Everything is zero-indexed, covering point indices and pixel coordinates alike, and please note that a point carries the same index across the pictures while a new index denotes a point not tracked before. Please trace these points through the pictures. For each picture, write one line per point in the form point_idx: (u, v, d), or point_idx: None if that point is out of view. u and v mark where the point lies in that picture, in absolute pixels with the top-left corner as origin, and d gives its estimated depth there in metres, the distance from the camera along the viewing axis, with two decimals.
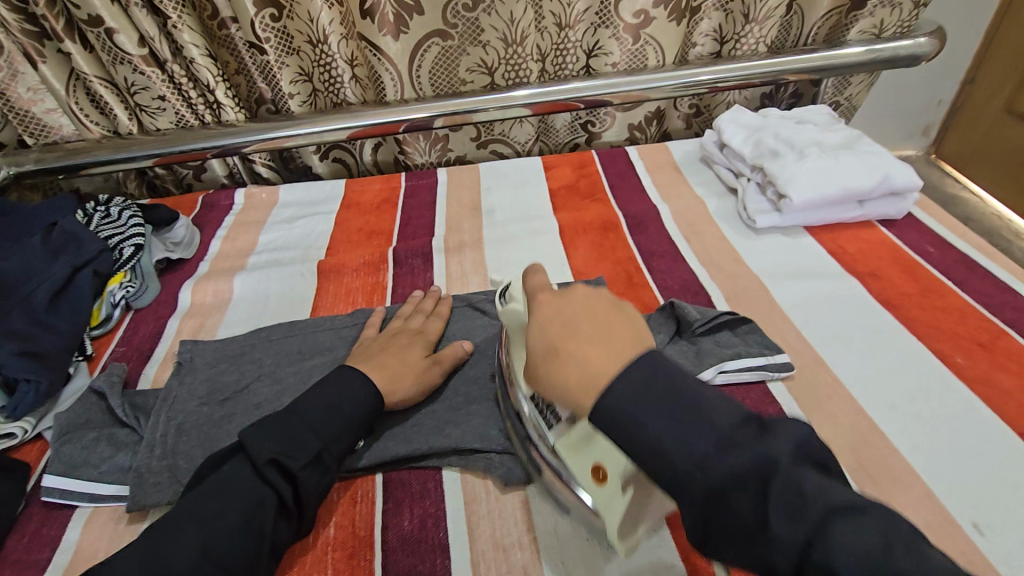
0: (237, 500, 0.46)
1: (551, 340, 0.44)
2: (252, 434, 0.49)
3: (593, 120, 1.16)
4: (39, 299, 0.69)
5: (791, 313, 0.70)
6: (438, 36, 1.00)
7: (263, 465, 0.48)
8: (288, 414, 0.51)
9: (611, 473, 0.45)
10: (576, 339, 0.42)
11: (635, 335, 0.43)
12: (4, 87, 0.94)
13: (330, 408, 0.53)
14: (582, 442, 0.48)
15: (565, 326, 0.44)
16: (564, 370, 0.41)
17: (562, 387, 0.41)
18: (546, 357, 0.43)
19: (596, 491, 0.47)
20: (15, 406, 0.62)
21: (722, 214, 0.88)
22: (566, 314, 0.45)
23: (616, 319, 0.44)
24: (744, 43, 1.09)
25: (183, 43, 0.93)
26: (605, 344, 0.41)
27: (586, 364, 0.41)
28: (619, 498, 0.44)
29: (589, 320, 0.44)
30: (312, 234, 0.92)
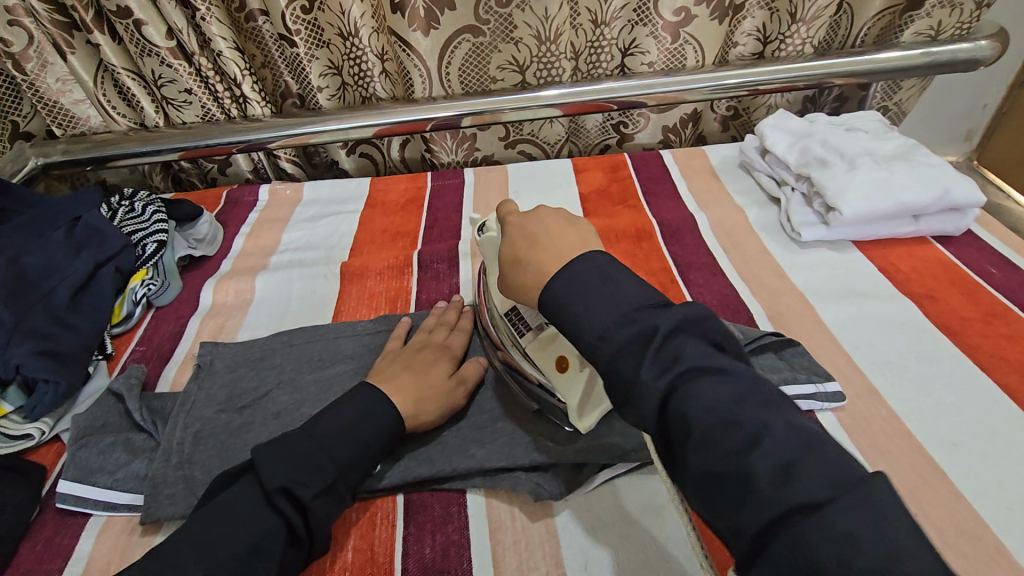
0: (244, 528, 0.44)
1: (517, 253, 0.51)
2: (266, 457, 0.47)
3: (627, 121, 1.11)
4: (60, 296, 0.68)
5: (840, 336, 0.66)
6: (469, 32, 0.96)
7: (273, 492, 0.45)
8: (304, 435, 0.49)
9: (572, 360, 0.53)
10: (535, 249, 0.49)
11: (585, 240, 0.50)
12: (33, 78, 0.93)
13: (349, 430, 0.50)
14: (548, 342, 0.55)
15: (528, 239, 0.51)
16: (523, 274, 0.49)
17: (520, 286, 0.50)
18: (511, 268, 0.51)
19: (559, 379, 0.54)
20: (33, 406, 0.61)
21: (762, 225, 0.84)
22: (528, 227, 0.52)
23: (574, 230, 0.50)
24: (789, 43, 1.03)
25: (211, 36, 0.91)
26: (556, 248, 0.48)
27: (539, 267, 0.48)
28: (579, 376, 0.52)
29: (547, 232, 0.50)
30: (335, 234, 0.90)
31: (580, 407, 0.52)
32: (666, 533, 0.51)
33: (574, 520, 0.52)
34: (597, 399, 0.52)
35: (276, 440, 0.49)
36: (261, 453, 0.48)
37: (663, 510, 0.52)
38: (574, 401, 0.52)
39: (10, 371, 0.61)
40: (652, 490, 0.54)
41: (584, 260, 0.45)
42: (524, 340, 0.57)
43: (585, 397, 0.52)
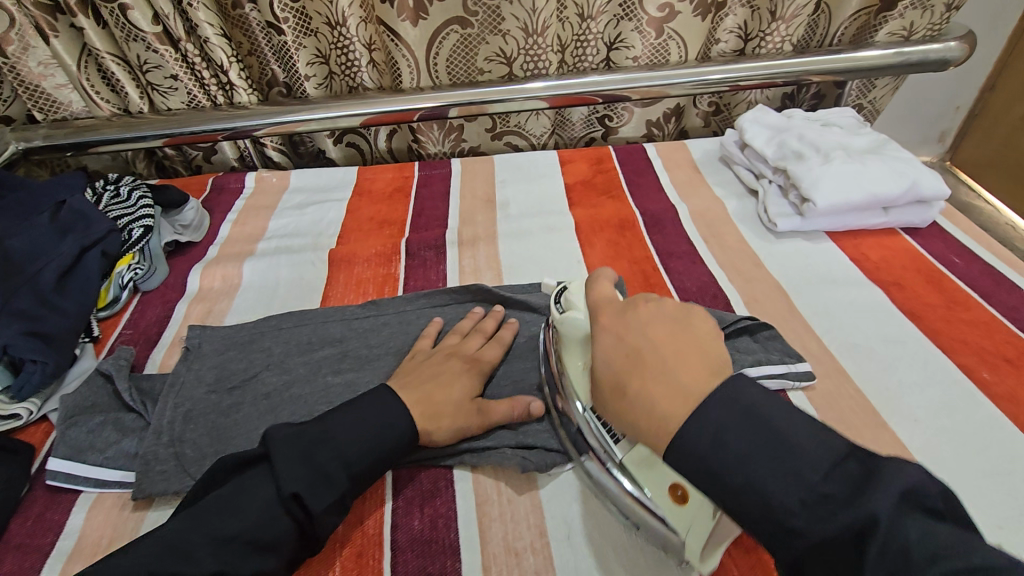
0: (255, 525, 0.44)
1: (618, 378, 0.45)
2: (289, 466, 0.47)
3: (611, 115, 1.14)
4: (45, 279, 0.68)
5: (812, 321, 0.69)
6: (457, 23, 0.97)
7: (290, 499, 0.46)
8: (326, 445, 0.49)
9: (692, 494, 0.45)
10: (642, 372, 0.43)
11: (707, 351, 0.44)
12: (14, 61, 0.92)
13: (363, 435, 0.51)
14: (654, 464, 0.48)
15: (634, 359, 0.44)
16: (632, 410, 0.43)
17: (636, 424, 0.43)
18: (612, 394, 0.45)
19: (674, 512, 0.46)
20: (20, 387, 0.62)
21: (741, 216, 0.87)
22: (631, 340, 0.46)
23: (689, 347, 0.44)
24: (769, 40, 1.06)
25: (198, 22, 0.91)
26: (675, 377, 0.42)
27: (653, 404, 0.41)
28: (704, 520, 0.44)
29: (659, 349, 0.44)
30: (322, 222, 0.91)
31: (702, 551, 0.44)
32: None
33: (557, 493, 0.55)
34: (724, 534, 0.44)
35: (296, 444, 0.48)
36: (284, 455, 0.47)
37: None
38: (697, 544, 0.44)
39: None
40: None
41: (718, 403, 0.39)
42: (618, 450, 0.50)
43: (710, 537, 0.44)
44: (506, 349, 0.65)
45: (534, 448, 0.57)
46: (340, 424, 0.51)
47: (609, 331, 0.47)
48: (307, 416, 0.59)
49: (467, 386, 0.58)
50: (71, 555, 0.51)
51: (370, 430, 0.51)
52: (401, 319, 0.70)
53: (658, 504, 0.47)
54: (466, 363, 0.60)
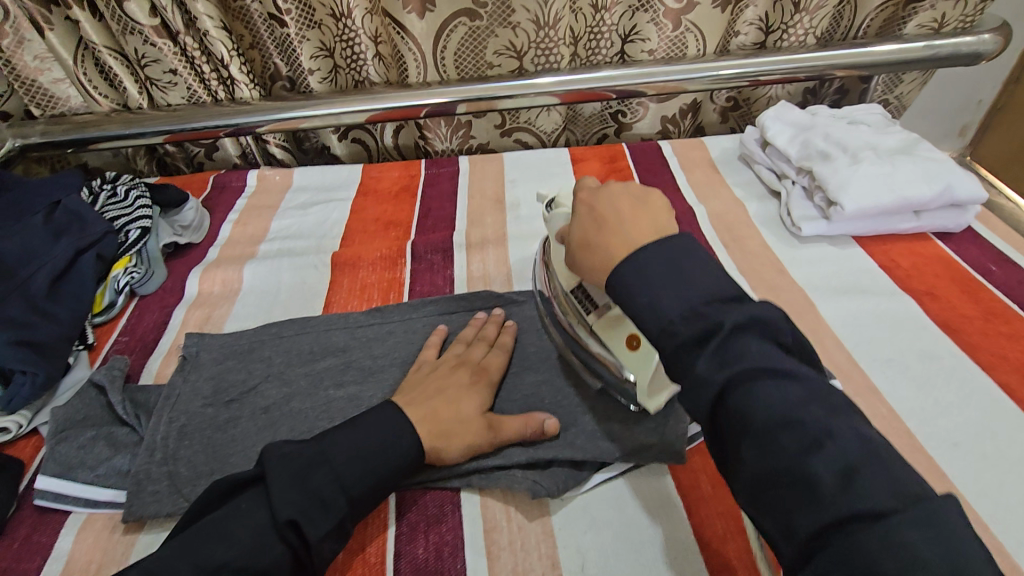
0: (244, 554, 0.41)
1: (586, 237, 0.49)
2: (283, 490, 0.43)
3: (625, 110, 1.09)
4: (37, 284, 0.66)
5: (841, 333, 0.65)
6: (466, 15, 0.93)
7: (284, 525, 0.42)
8: (324, 467, 0.45)
9: (643, 343, 0.53)
10: (604, 231, 0.47)
11: (662, 220, 0.47)
12: (9, 55, 0.89)
13: (363, 458, 0.47)
14: (615, 323, 0.55)
15: (598, 222, 0.48)
16: (591, 257, 0.48)
17: (591, 271, 0.48)
18: (577, 252, 0.49)
19: (627, 359, 0.54)
20: (10, 398, 0.59)
21: (762, 219, 0.83)
22: (597, 207, 0.49)
23: (647, 213, 0.47)
24: (792, 33, 1.01)
25: (197, 14, 0.87)
26: (630, 232, 0.46)
27: (609, 250, 0.46)
28: (648, 361, 0.52)
29: (623, 215, 0.47)
30: (326, 223, 0.87)
31: (650, 388, 0.53)
32: (665, 538, 0.50)
33: (570, 520, 0.51)
34: (663, 384, 0.53)
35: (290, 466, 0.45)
36: (278, 474, 0.44)
37: (660, 512, 0.51)
38: (643, 380, 0.52)
39: None
40: (650, 493, 0.53)
41: (660, 242, 0.43)
42: (589, 319, 0.56)
43: (654, 379, 0.52)
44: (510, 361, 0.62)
45: (545, 470, 0.53)
46: (339, 445, 0.47)
47: (584, 207, 0.51)
48: (307, 432, 0.56)
49: (475, 403, 0.54)
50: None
51: (371, 453, 0.48)
52: (406, 328, 0.67)
53: (616, 353, 0.55)
54: (473, 377, 0.57)
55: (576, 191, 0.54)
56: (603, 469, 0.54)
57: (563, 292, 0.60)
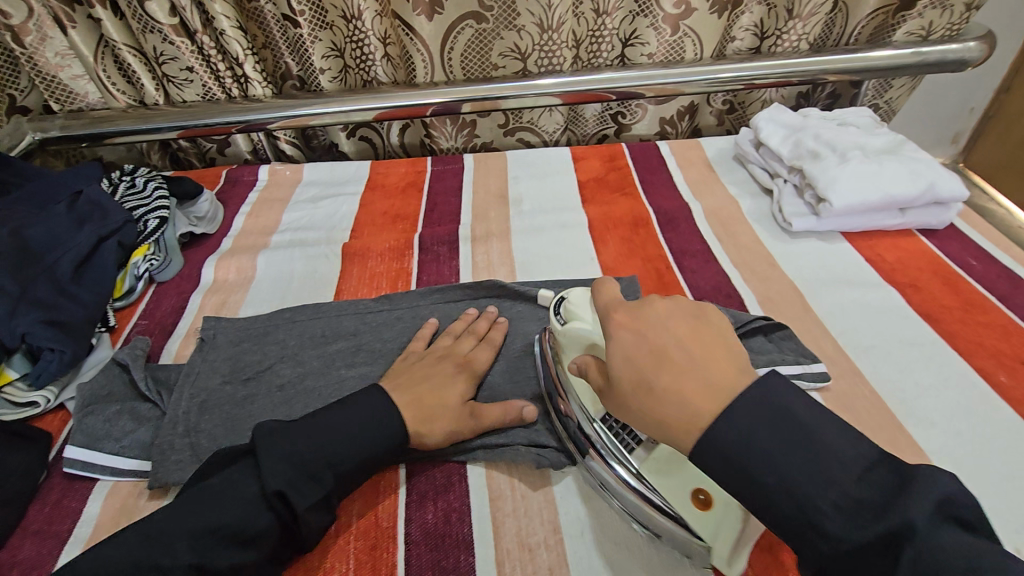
0: (234, 518, 0.45)
1: (644, 379, 0.43)
2: (295, 461, 0.47)
3: (624, 112, 1.13)
4: (63, 269, 0.69)
5: (827, 322, 0.68)
6: (472, 18, 0.97)
7: (273, 495, 0.46)
8: (327, 445, 0.49)
9: (717, 499, 0.46)
10: (667, 370, 0.43)
11: (726, 352, 0.44)
12: (32, 51, 0.92)
13: (367, 431, 0.51)
14: (675, 467, 0.48)
15: (659, 358, 0.44)
16: (658, 404, 0.42)
17: (660, 424, 0.42)
18: (632, 390, 0.44)
19: (698, 518, 0.46)
20: (38, 375, 0.62)
21: (755, 215, 0.86)
22: (652, 339, 0.45)
23: (709, 346, 0.44)
24: (785, 39, 1.05)
25: (214, 14, 0.91)
26: (703, 378, 0.42)
27: (687, 401, 0.41)
28: (732, 522, 0.44)
29: (680, 349, 0.44)
30: (335, 215, 0.91)
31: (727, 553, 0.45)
32: None
33: (570, 490, 0.55)
34: (746, 542, 0.45)
35: (299, 441, 0.48)
36: (269, 447, 0.47)
37: None
38: (720, 547, 0.44)
39: (15, 340, 0.61)
40: None
41: (744, 398, 0.40)
42: (635, 458, 0.50)
43: (735, 542, 0.44)
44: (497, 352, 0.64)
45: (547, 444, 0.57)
46: (344, 420, 0.51)
47: (627, 331, 0.46)
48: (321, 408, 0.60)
49: None
50: (89, 542, 0.52)
51: (374, 429, 0.52)
52: (414, 314, 0.70)
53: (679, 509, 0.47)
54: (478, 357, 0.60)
55: (608, 310, 0.49)
56: None
57: (592, 422, 0.52)
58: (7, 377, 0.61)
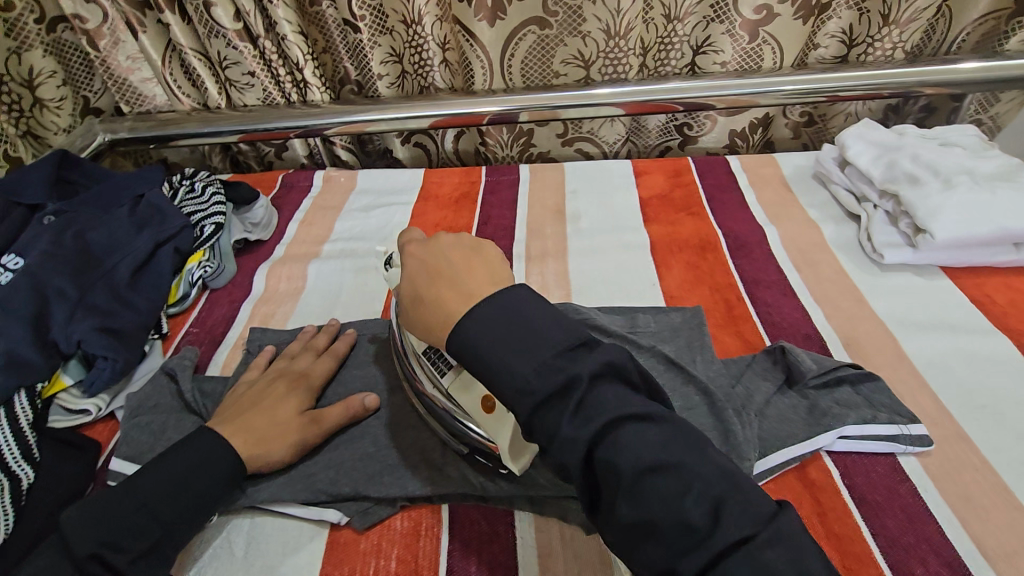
0: (110, 534, 0.45)
1: (415, 290, 0.48)
2: (107, 522, 0.45)
3: (691, 122, 1.06)
4: (121, 274, 0.69)
5: (926, 373, 0.60)
6: (536, 23, 0.93)
7: (148, 509, 0.46)
8: (157, 491, 0.47)
9: (496, 401, 0.48)
10: (438, 285, 0.46)
11: (491, 270, 0.47)
12: (104, 54, 0.95)
13: (206, 468, 0.49)
14: (467, 386, 0.50)
15: (429, 273, 0.48)
16: (425, 313, 0.46)
17: (426, 327, 0.46)
18: (408, 306, 0.48)
19: (485, 421, 0.49)
20: (91, 382, 0.62)
21: (839, 243, 0.78)
22: (428, 259, 0.49)
23: (477, 262, 0.48)
24: (877, 47, 0.95)
25: (277, 20, 0.90)
26: (462, 286, 0.45)
27: (444, 305, 0.45)
28: (505, 420, 0.47)
29: (452, 267, 0.47)
30: (387, 226, 0.89)
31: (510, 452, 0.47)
32: None
33: None
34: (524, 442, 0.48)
35: (119, 494, 0.46)
36: (159, 461, 0.49)
37: None
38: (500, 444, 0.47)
39: (71, 345, 0.62)
40: None
41: (491, 297, 0.43)
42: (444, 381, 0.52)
43: (513, 442, 0.47)
44: None
45: None
46: (173, 462, 0.49)
47: (413, 259, 0.50)
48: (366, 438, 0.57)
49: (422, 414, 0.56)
50: None
51: (214, 464, 0.50)
52: None
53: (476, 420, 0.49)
54: None
55: (403, 243, 0.53)
56: None
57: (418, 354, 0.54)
58: (62, 383, 0.62)
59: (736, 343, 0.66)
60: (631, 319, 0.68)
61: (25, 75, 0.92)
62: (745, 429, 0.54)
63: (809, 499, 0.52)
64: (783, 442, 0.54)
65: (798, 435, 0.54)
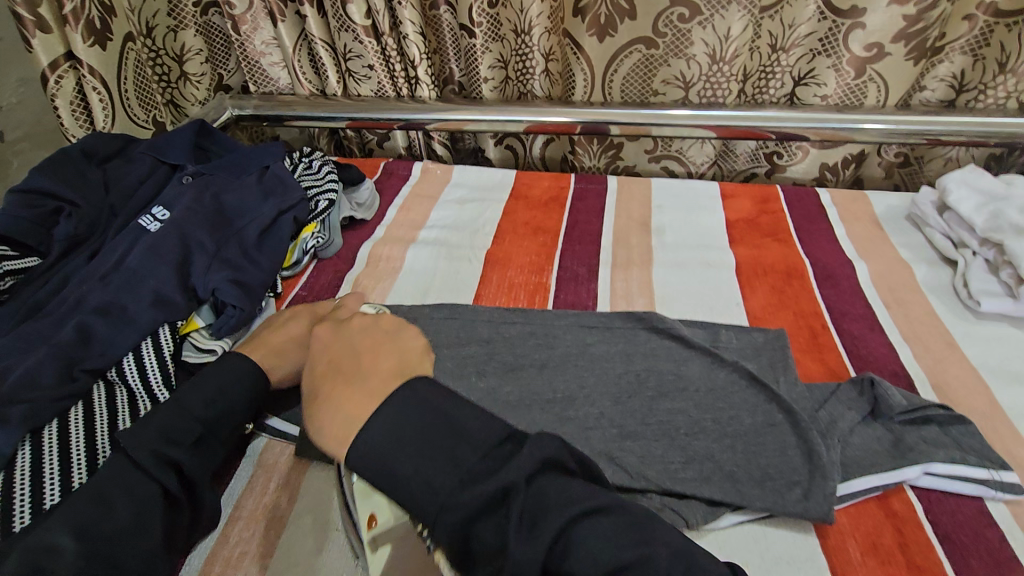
0: (157, 440, 0.50)
1: (318, 399, 0.51)
2: (153, 430, 0.50)
3: (782, 152, 1.07)
4: (249, 235, 0.77)
5: (1020, 424, 0.60)
6: (643, 43, 0.97)
7: (190, 418, 0.52)
8: (196, 402, 0.53)
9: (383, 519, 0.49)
10: (337, 388, 0.51)
11: (401, 358, 0.54)
12: (244, 38, 1.05)
13: (239, 383, 0.56)
14: (364, 496, 0.51)
15: (336, 365, 0.53)
16: (322, 422, 0.49)
17: (327, 436, 0.48)
18: (308, 406, 0.52)
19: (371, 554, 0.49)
20: (219, 326, 0.69)
21: (931, 285, 0.78)
22: (342, 350, 0.55)
23: (387, 352, 0.54)
24: (989, 94, 0.94)
25: (402, 20, 0.98)
26: (366, 376, 0.51)
27: (347, 411, 0.48)
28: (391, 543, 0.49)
29: (357, 357, 0.54)
30: (480, 219, 0.94)
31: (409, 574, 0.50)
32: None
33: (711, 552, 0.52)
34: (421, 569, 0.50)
35: (165, 409, 0.52)
36: (189, 382, 0.55)
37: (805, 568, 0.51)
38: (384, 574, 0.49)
39: (207, 292, 0.70)
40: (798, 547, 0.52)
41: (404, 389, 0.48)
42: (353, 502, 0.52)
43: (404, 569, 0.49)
44: (575, 385, 0.63)
45: (682, 501, 0.54)
46: (206, 381, 0.55)
47: (322, 347, 0.56)
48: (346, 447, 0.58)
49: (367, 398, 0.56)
50: (239, 512, 0.56)
51: (244, 381, 0.57)
52: (548, 330, 0.70)
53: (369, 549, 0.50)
54: None
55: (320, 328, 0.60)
56: (737, 511, 0.54)
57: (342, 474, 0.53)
58: (195, 324, 0.69)
59: (820, 370, 0.67)
60: (713, 332, 0.70)
61: (176, 51, 1.04)
62: (829, 451, 0.56)
63: (891, 529, 0.52)
64: (865, 468, 0.55)
65: (883, 464, 0.55)
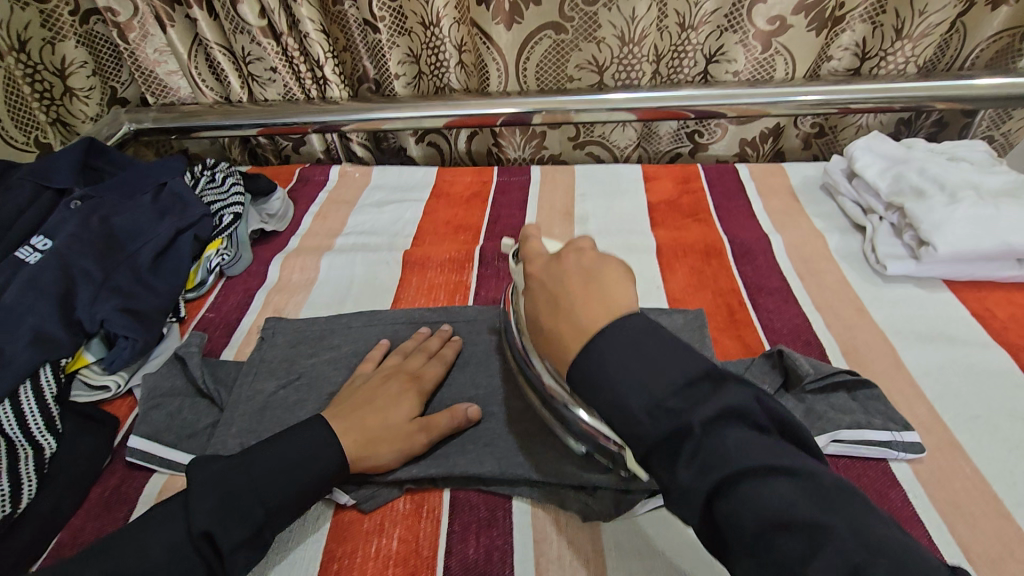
0: (202, 514, 0.45)
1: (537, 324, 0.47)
2: (214, 499, 0.46)
3: (702, 131, 1.07)
4: (143, 258, 0.72)
5: (921, 382, 0.62)
6: (552, 28, 0.95)
7: (252, 498, 0.47)
8: (268, 476, 0.48)
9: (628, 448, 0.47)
10: (554, 318, 0.45)
11: (622, 295, 0.44)
12: (134, 47, 0.98)
13: (318, 465, 0.50)
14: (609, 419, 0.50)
15: (547, 301, 0.47)
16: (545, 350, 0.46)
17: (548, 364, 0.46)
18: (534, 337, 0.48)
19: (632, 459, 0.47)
20: (112, 359, 0.65)
21: (843, 253, 0.79)
22: (548, 284, 0.48)
23: (598, 288, 0.45)
24: (889, 61, 0.96)
25: (300, 18, 0.93)
26: (580, 320, 0.43)
27: (564, 346, 0.44)
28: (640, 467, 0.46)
29: (573, 289, 0.46)
30: (399, 221, 0.91)
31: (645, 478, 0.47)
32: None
33: (622, 541, 0.52)
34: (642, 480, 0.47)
35: (239, 473, 0.48)
36: (270, 449, 0.50)
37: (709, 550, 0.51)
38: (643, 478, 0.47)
39: (94, 325, 0.65)
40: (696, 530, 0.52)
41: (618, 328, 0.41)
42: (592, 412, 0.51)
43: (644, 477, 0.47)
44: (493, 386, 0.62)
45: (594, 492, 0.54)
46: (292, 450, 0.50)
47: (536, 281, 0.49)
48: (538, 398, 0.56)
49: (400, 410, 0.56)
50: None
51: (326, 463, 0.51)
52: (469, 329, 0.68)
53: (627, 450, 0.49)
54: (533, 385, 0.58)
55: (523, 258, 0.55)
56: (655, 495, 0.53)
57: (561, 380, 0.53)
58: (84, 360, 0.65)
59: (736, 346, 0.67)
60: None
61: (57, 65, 0.97)
62: None
63: None
64: None
65: None
